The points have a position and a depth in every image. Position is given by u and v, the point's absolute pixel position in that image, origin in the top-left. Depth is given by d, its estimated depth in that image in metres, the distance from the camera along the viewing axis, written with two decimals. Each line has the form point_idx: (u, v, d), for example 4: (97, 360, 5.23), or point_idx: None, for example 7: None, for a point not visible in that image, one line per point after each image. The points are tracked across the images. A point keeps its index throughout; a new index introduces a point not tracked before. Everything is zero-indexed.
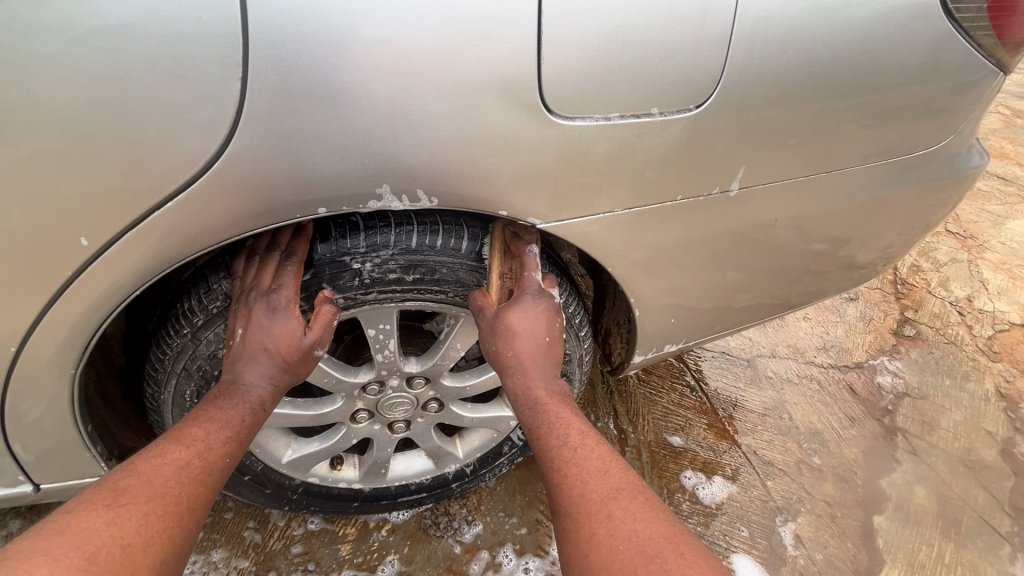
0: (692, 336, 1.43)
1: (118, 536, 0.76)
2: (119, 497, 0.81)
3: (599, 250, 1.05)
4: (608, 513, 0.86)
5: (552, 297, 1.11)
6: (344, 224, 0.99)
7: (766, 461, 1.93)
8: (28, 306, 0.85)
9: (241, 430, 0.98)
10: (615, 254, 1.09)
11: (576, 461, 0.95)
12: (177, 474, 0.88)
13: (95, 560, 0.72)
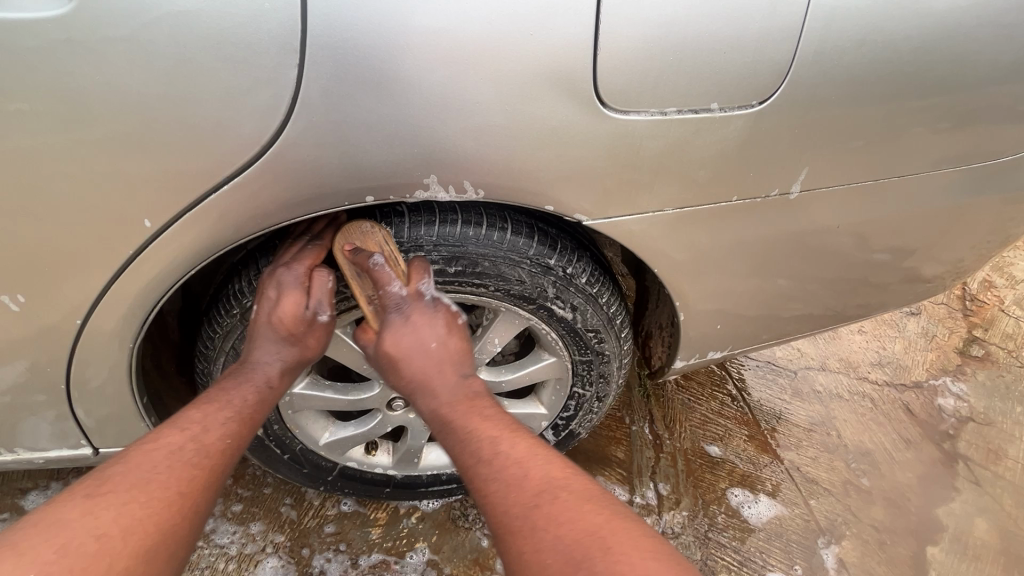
0: (737, 344, 1.37)
1: (131, 518, 0.78)
2: (100, 485, 0.81)
3: (645, 249, 1.02)
4: (538, 520, 0.82)
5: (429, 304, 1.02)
6: (390, 213, 0.98)
7: (810, 479, 1.84)
8: (94, 280, 0.90)
9: (242, 410, 1.00)
10: (661, 255, 1.05)
11: (516, 459, 0.91)
12: (168, 459, 0.88)
13: (68, 552, 0.72)
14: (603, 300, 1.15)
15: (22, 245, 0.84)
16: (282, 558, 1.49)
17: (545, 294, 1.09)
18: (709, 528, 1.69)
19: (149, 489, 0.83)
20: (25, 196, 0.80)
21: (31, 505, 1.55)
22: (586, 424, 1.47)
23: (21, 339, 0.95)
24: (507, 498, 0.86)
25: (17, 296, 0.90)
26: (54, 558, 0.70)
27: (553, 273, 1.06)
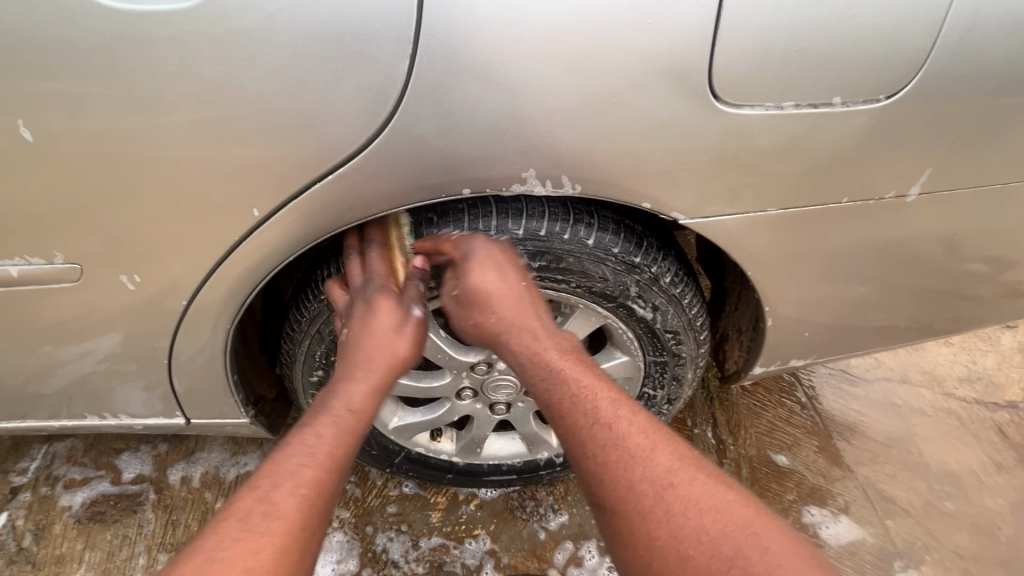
0: (822, 352, 1.29)
1: (276, 535, 0.70)
2: None
3: (739, 250, 0.97)
4: (652, 485, 0.80)
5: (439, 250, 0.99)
6: (478, 207, 0.98)
7: (887, 497, 1.73)
8: (201, 262, 0.94)
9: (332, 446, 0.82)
10: (754, 256, 1.00)
11: (619, 416, 0.87)
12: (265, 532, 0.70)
13: None
14: (685, 300, 1.11)
15: (142, 228, 0.89)
16: (347, 533, 1.55)
17: (628, 293, 1.06)
18: None
19: (276, 519, 0.72)
20: (147, 182, 0.84)
21: (124, 465, 1.67)
22: None
23: (132, 314, 1.02)
24: (602, 463, 0.83)
25: (134, 275, 0.95)
26: None
27: (637, 271, 1.04)
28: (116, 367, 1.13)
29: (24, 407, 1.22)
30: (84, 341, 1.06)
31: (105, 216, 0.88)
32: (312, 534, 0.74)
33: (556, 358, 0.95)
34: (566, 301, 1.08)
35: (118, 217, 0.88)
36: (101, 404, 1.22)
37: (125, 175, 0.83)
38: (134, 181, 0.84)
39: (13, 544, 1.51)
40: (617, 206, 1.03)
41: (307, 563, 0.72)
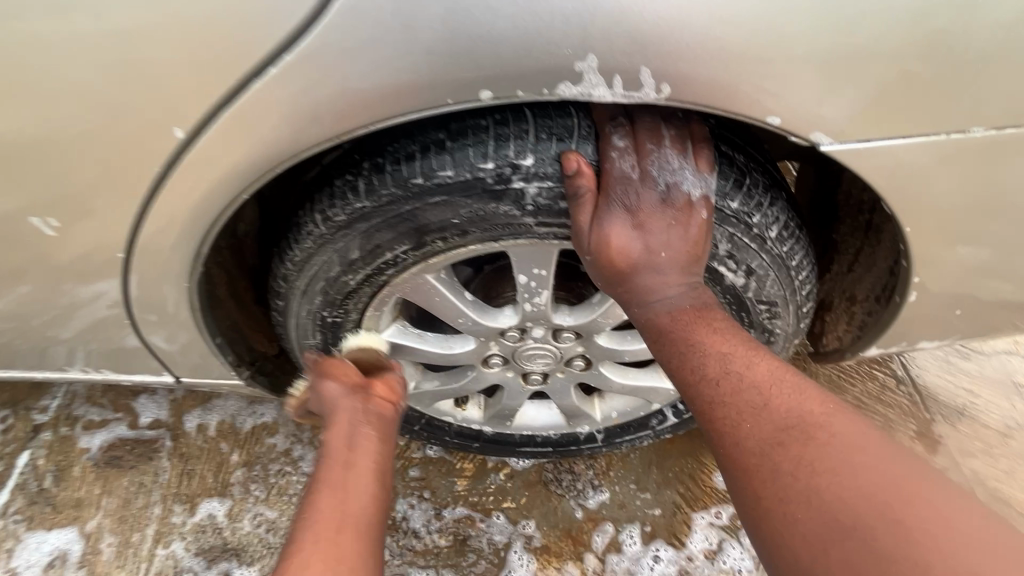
0: (966, 335, 0.96)
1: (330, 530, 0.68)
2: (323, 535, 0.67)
3: (891, 191, 0.70)
4: (866, 537, 0.54)
5: (685, 190, 0.71)
6: (508, 123, 0.69)
7: (998, 497, 1.43)
8: (134, 197, 0.77)
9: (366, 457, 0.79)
10: (907, 199, 0.71)
11: (798, 408, 0.65)
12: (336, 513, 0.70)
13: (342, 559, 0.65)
14: (794, 262, 0.81)
15: (54, 156, 0.72)
16: None
17: (715, 252, 0.77)
18: None
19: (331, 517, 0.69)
20: (52, 89, 0.66)
21: (141, 409, 1.60)
22: None
23: (84, 257, 0.85)
24: (786, 514, 0.59)
25: (49, 218, 0.80)
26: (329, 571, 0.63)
27: (735, 221, 0.74)
28: (86, 316, 0.97)
29: (5, 354, 1.10)
30: (39, 286, 0.90)
31: (20, 132, 0.70)
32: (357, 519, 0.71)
33: (704, 334, 0.73)
34: None
35: (31, 135, 0.70)
36: (84, 354, 1.09)
37: (36, 74, 0.65)
38: (47, 84, 0.66)
39: (34, 484, 1.47)
40: (713, 128, 0.73)
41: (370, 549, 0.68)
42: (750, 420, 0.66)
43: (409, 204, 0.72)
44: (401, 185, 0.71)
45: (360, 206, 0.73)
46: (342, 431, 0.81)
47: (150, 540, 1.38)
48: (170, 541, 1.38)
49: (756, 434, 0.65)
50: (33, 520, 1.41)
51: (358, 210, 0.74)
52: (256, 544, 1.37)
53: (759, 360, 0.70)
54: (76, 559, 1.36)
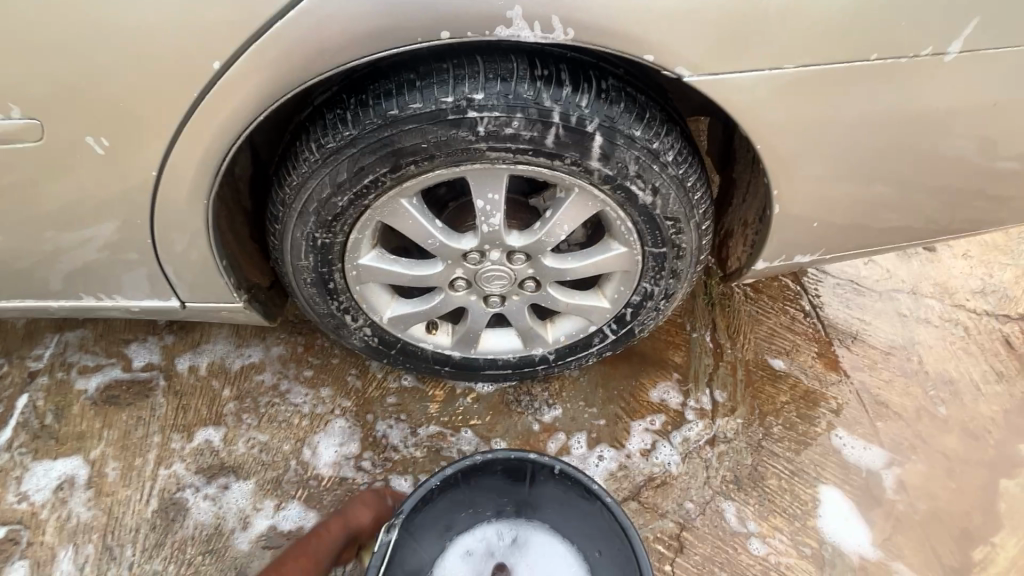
0: (830, 248, 1.23)
1: None
2: None
3: (749, 120, 0.94)
4: None
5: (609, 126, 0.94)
6: (463, 65, 0.90)
7: (881, 401, 1.73)
8: (168, 122, 0.95)
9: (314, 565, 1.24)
10: (762, 127, 0.96)
11: None
12: None
13: None
14: (689, 183, 1.05)
15: (107, 85, 0.90)
16: (348, 420, 1.61)
17: (627, 172, 0.99)
18: (764, 437, 1.62)
19: None
20: (111, 31, 0.86)
21: (134, 354, 1.73)
22: (649, 322, 1.41)
23: (112, 180, 1.02)
24: None
25: (101, 139, 0.96)
26: None
27: (639, 145, 0.97)
28: (104, 241, 1.13)
29: (23, 283, 1.24)
30: (72, 207, 1.06)
31: (80, 62, 0.88)
32: None
33: None
34: (560, 181, 1.01)
35: (88, 70, 0.89)
36: (99, 281, 1.24)
37: (102, 13, 0.84)
38: (110, 23, 0.85)
39: (36, 421, 1.60)
40: (618, 75, 0.96)
41: None
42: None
43: (386, 131, 0.93)
44: (382, 116, 0.91)
45: (348, 133, 0.94)
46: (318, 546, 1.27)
47: (151, 463, 1.53)
48: (171, 463, 1.53)
49: None
50: (38, 452, 1.55)
51: (347, 137, 0.94)
52: (250, 462, 1.53)
53: None
54: (82, 481, 1.50)
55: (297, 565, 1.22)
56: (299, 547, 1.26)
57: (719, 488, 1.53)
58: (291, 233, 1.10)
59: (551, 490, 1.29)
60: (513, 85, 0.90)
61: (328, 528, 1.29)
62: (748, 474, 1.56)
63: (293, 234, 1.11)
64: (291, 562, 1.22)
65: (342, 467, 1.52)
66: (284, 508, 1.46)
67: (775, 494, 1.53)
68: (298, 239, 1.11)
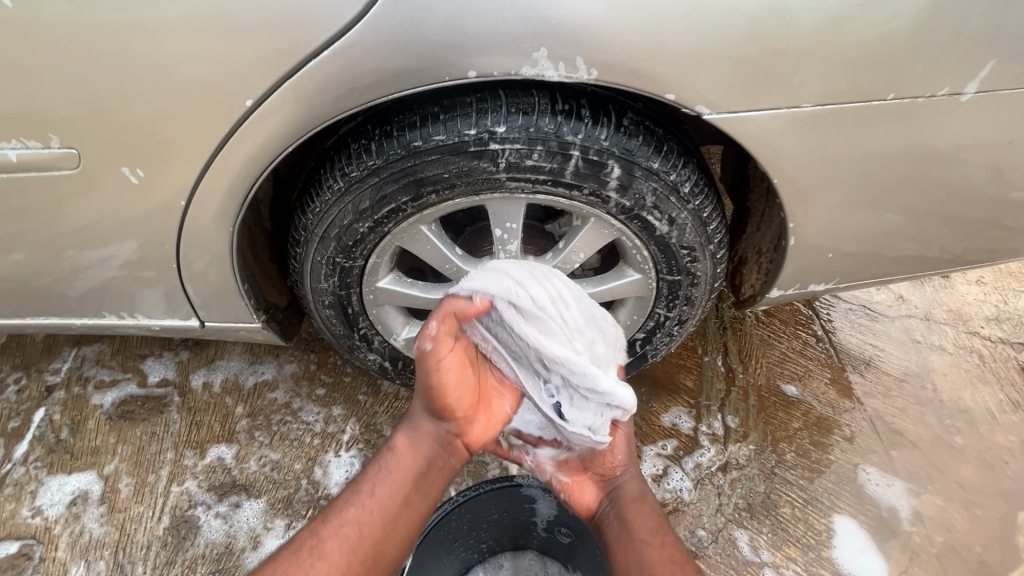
0: (844, 277, 1.23)
1: (357, 528, 1.02)
2: (347, 511, 1.04)
3: (765, 154, 0.96)
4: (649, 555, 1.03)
5: (627, 160, 0.95)
6: (487, 99, 0.92)
7: (895, 429, 1.71)
8: (199, 151, 0.98)
9: (406, 470, 1.09)
10: (777, 160, 0.97)
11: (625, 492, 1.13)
12: (375, 492, 1.07)
13: (346, 536, 1.01)
14: (705, 214, 1.06)
15: (143, 117, 0.94)
16: (359, 439, 1.61)
17: (644, 203, 1.00)
18: (776, 465, 1.61)
19: (364, 510, 1.04)
20: (147, 65, 0.89)
21: (149, 369, 1.75)
22: (661, 347, 1.41)
23: (141, 205, 1.06)
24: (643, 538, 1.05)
25: (136, 168, 1.00)
26: (338, 532, 1.01)
27: (657, 177, 0.98)
28: (129, 262, 1.16)
29: (48, 301, 1.27)
30: (102, 230, 1.10)
31: (118, 96, 0.92)
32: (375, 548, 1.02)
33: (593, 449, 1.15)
34: (578, 210, 1.03)
35: (123, 101, 0.92)
36: (122, 299, 1.27)
37: (140, 50, 0.88)
38: (146, 58, 0.88)
39: (51, 435, 1.61)
40: (637, 109, 0.98)
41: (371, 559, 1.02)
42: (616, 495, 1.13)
43: (410, 161, 0.95)
44: (405, 147, 0.94)
45: (372, 163, 0.96)
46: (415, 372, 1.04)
47: (164, 479, 1.54)
48: (183, 480, 1.54)
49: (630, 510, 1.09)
50: (53, 466, 1.56)
51: (371, 167, 0.97)
52: (262, 481, 1.54)
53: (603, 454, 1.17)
54: (95, 496, 1.51)
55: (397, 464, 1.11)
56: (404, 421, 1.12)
57: (732, 516, 1.51)
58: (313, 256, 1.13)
59: (544, 537, 1.35)
60: (534, 118, 0.91)
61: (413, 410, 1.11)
62: (761, 502, 1.53)
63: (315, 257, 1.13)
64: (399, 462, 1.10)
65: None
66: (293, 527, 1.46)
67: (789, 524, 1.50)
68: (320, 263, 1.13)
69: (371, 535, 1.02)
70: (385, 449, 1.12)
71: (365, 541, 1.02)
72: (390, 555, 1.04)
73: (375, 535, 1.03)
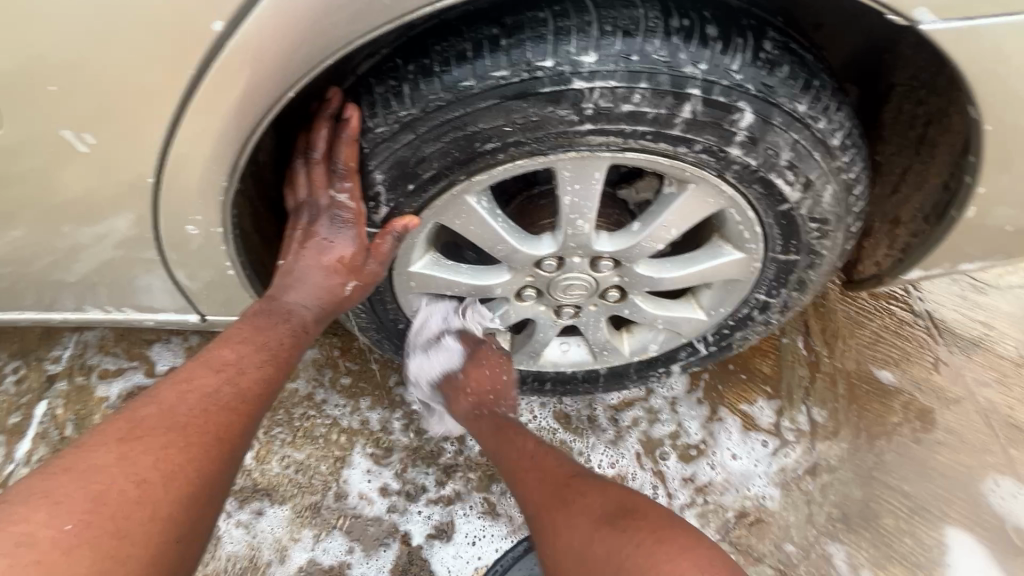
0: (1010, 252, 0.95)
1: (179, 453, 0.71)
2: (134, 429, 0.72)
3: (986, 81, 0.69)
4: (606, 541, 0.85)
5: (765, 99, 0.69)
6: (570, 16, 0.66)
7: (1013, 423, 1.45)
8: (164, 106, 0.73)
9: (280, 354, 0.84)
10: (1001, 91, 0.70)
11: (560, 492, 0.95)
12: (202, 402, 0.76)
13: (163, 467, 0.69)
14: (851, 176, 0.80)
15: (80, 61, 0.68)
16: (389, 436, 1.42)
17: (776, 161, 0.74)
18: (874, 467, 1.39)
19: (186, 427, 0.73)
20: None
21: (156, 357, 1.56)
22: (752, 337, 1.15)
23: (97, 182, 0.81)
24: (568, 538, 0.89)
25: (82, 134, 0.75)
26: (131, 483, 0.67)
27: (801, 125, 0.72)
28: (101, 250, 0.94)
29: (18, 297, 1.06)
30: (57, 214, 0.86)
31: (35, 29, 0.65)
32: (211, 483, 0.72)
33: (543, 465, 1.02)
34: (680, 173, 0.76)
35: (47, 39, 0.66)
36: (102, 291, 1.05)
37: None
38: None
39: (56, 433, 1.47)
40: (778, 29, 0.71)
41: (192, 509, 0.69)
42: (524, 473, 1.01)
43: (457, 110, 0.69)
44: (451, 89, 0.68)
45: (405, 113, 0.70)
46: (310, 258, 0.85)
47: None
48: None
49: (580, 510, 0.91)
50: None
51: (404, 119, 0.71)
52: (286, 485, 1.36)
53: (530, 456, 1.04)
54: None
55: (217, 398, 0.77)
56: (250, 325, 0.85)
57: (825, 527, 1.32)
58: (348, 241, 0.84)
59: None
60: (640, 42, 0.65)
61: (251, 315, 0.87)
62: (859, 511, 1.34)
63: (352, 243, 0.84)
64: (197, 392, 0.77)
65: (387, 492, 1.35)
66: (324, 539, 1.30)
67: (892, 537, 1.32)
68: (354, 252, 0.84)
69: (199, 458, 0.72)
70: (226, 340, 0.83)
71: (176, 488, 0.69)
72: (206, 520, 0.71)
73: (204, 473, 0.71)
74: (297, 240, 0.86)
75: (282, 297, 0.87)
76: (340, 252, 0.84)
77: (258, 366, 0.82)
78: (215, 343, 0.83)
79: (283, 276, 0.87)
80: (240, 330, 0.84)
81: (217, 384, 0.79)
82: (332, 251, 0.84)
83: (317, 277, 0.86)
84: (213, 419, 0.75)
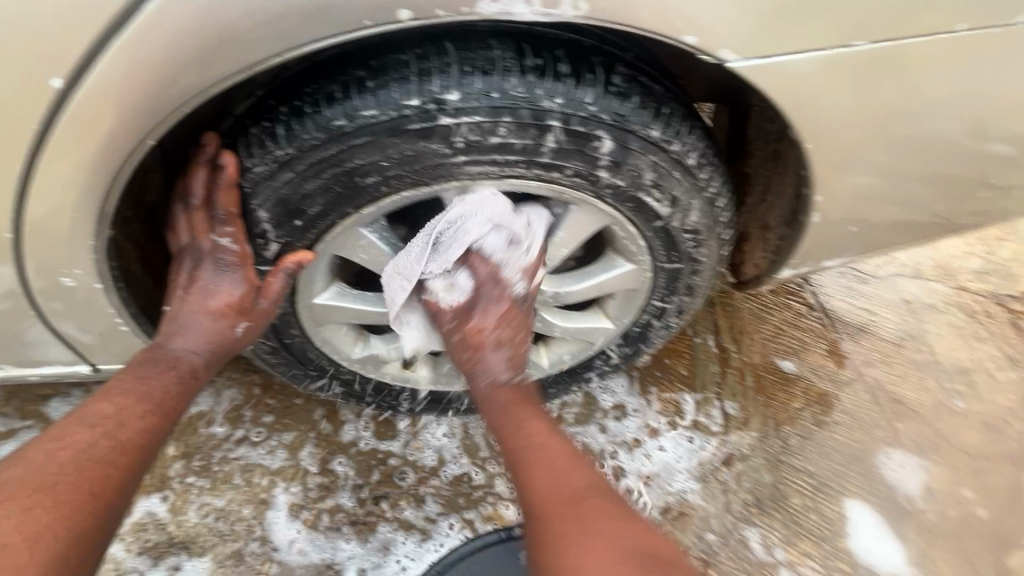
0: (861, 248, 1.07)
1: (46, 512, 0.67)
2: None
3: (802, 108, 0.80)
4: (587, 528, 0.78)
5: (620, 127, 0.75)
6: (432, 58, 0.70)
7: (897, 399, 1.61)
8: (24, 159, 0.71)
9: (166, 401, 0.82)
10: (817, 116, 0.81)
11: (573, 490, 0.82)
12: (76, 459, 0.72)
13: (26, 528, 0.65)
14: (711, 191, 0.89)
15: None
16: (317, 471, 1.38)
17: (641, 181, 0.81)
18: (782, 451, 1.50)
19: (55, 487, 0.69)
20: None
21: (54, 413, 1.45)
22: (657, 341, 1.22)
23: None
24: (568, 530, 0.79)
25: None
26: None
27: (657, 148, 0.79)
28: None
29: None
30: None
31: None
32: (84, 539, 0.68)
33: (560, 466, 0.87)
34: (559, 195, 0.82)
35: None
36: None
37: None
38: None
39: None
40: (627, 64, 0.78)
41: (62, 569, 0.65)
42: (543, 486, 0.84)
43: (333, 148, 0.72)
44: (324, 128, 0.70)
45: (282, 152, 0.72)
46: (195, 302, 0.84)
47: None
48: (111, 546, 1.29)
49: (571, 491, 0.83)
50: None
51: (281, 158, 0.72)
52: (206, 535, 1.30)
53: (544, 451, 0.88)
54: None
55: (92, 453, 0.74)
56: (132, 375, 0.82)
57: (742, 514, 1.41)
58: (235, 282, 0.84)
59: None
60: (498, 80, 0.70)
61: (134, 366, 0.84)
62: (770, 494, 1.44)
63: (239, 284, 0.84)
64: (69, 449, 0.73)
65: (315, 530, 1.31)
66: None
67: (800, 515, 1.42)
68: (241, 292, 0.84)
69: (70, 516, 0.68)
70: (105, 393, 0.80)
71: (42, 546, 0.65)
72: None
73: (76, 529, 0.67)
74: (181, 286, 0.85)
75: (168, 344, 0.85)
76: (226, 294, 0.83)
77: (141, 416, 0.79)
78: (96, 397, 0.81)
79: (168, 323, 0.85)
80: (120, 381, 0.82)
81: (93, 439, 0.75)
82: (218, 292, 0.83)
83: (204, 320, 0.85)
84: (88, 475, 0.71)
